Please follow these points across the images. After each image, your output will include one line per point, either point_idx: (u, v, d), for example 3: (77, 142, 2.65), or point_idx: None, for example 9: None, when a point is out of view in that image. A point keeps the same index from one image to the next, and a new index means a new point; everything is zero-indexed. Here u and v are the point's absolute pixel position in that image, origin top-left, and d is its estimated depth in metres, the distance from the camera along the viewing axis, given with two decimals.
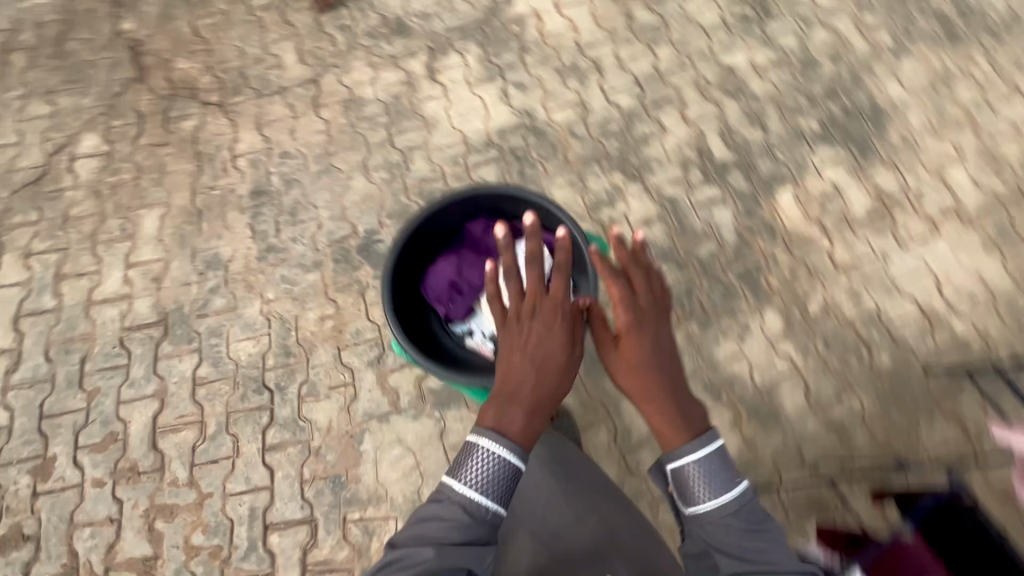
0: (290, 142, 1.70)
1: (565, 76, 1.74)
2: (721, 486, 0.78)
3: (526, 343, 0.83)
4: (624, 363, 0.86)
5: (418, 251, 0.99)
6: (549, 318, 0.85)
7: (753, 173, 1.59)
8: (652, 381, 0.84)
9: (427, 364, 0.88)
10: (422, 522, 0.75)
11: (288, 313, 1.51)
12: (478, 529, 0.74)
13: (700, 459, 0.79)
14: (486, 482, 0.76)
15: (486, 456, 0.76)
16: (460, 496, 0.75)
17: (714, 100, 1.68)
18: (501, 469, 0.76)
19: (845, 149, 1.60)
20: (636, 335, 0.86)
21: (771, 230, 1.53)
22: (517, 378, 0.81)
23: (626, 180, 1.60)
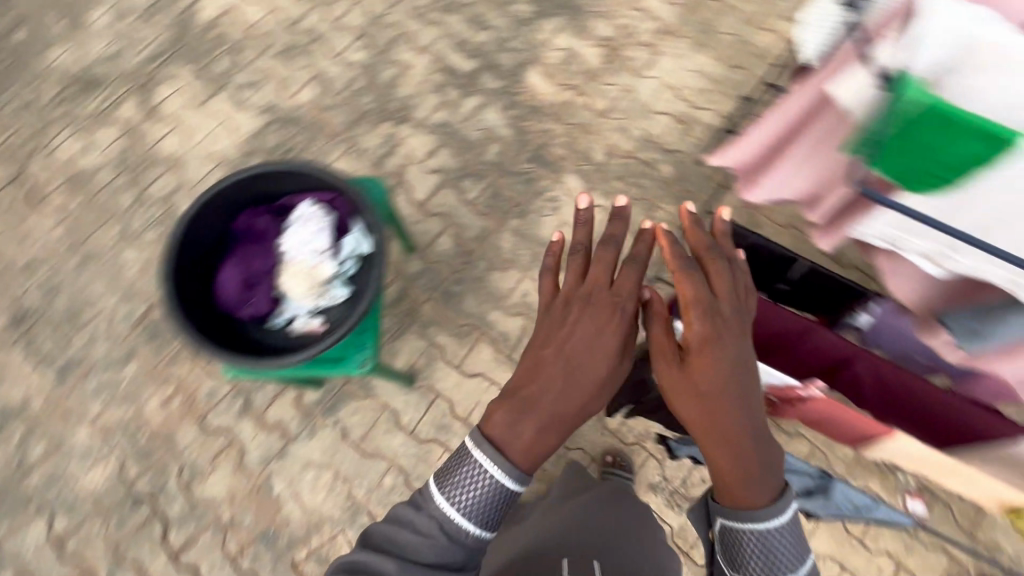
0: (27, 251, 1.48)
1: (289, 57, 1.69)
2: (788, 555, 0.70)
3: (562, 356, 0.79)
4: (686, 379, 0.76)
5: (195, 273, 0.91)
6: (600, 318, 0.81)
7: (499, 69, 1.69)
8: (714, 413, 0.74)
9: (257, 366, 0.85)
10: (397, 531, 0.72)
11: (125, 416, 1.35)
12: (452, 551, 0.71)
13: (768, 526, 0.70)
14: (472, 510, 0.71)
15: (477, 472, 0.72)
16: (442, 514, 0.71)
17: (435, 22, 1.74)
18: (492, 490, 0.72)
19: (561, 17, 1.75)
20: (713, 350, 0.76)
21: (537, 111, 1.65)
22: (545, 385, 0.77)
23: (395, 126, 1.63)
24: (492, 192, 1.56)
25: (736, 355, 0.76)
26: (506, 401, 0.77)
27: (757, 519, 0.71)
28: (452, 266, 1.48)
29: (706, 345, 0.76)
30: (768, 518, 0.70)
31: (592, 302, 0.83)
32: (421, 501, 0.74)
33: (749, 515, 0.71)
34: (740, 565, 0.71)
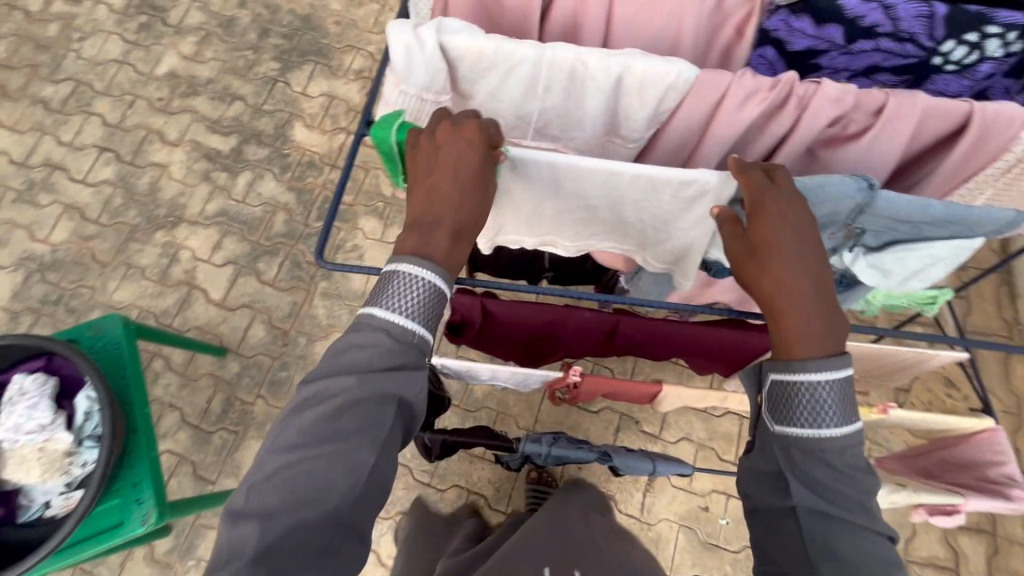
0: None
1: (31, 198, 1.54)
2: (842, 410, 0.50)
3: (466, 153, 0.51)
4: (742, 243, 0.53)
5: None
6: (451, 144, 0.52)
7: (261, 137, 1.62)
8: (766, 285, 0.52)
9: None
10: (344, 353, 0.51)
11: None
12: (404, 355, 0.50)
13: (818, 380, 0.50)
14: (417, 309, 0.51)
15: (409, 285, 0.50)
16: (382, 331, 0.50)
17: (181, 109, 1.64)
18: (431, 295, 0.51)
19: (309, 63, 1.70)
20: (778, 201, 0.51)
21: (313, 164, 1.59)
22: (444, 194, 0.52)
23: (170, 231, 1.52)
24: (291, 262, 1.49)
25: (810, 218, 0.51)
26: (406, 227, 0.53)
27: (815, 375, 0.50)
28: (272, 353, 1.41)
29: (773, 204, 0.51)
30: (823, 374, 0.50)
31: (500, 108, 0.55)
32: (361, 317, 0.51)
33: (800, 367, 0.50)
34: (784, 420, 0.51)
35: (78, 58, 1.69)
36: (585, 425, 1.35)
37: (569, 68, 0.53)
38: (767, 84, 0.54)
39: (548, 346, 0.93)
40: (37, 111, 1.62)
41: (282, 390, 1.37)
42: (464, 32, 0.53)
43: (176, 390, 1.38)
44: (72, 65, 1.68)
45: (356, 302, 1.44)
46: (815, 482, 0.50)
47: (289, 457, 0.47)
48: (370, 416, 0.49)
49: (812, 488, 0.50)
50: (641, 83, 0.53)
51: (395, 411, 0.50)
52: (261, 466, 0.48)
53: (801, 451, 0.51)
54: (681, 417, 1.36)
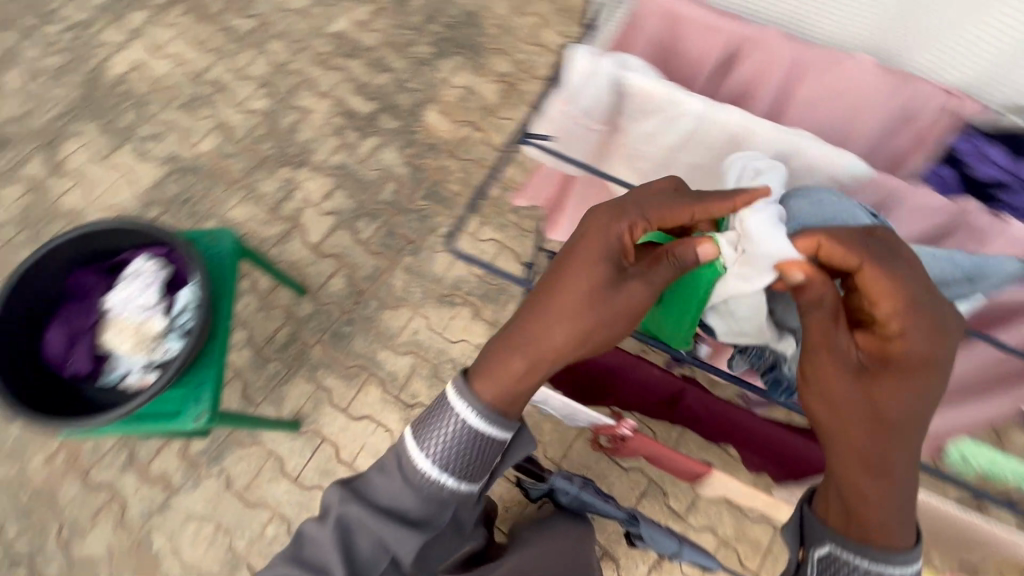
0: None
1: (193, 109, 1.73)
2: None
3: (582, 263, 0.57)
4: (860, 404, 0.52)
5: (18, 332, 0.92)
6: (583, 267, 0.57)
7: (397, 110, 1.72)
8: (850, 443, 0.53)
9: (64, 427, 0.84)
10: (380, 480, 0.63)
11: (8, 473, 1.34)
12: (420, 502, 0.62)
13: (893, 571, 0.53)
14: (446, 456, 0.60)
15: (447, 435, 0.60)
16: (412, 467, 0.61)
17: (337, 66, 1.79)
18: (459, 452, 0.60)
19: (461, 55, 1.80)
20: (918, 371, 0.52)
21: (434, 147, 1.67)
22: (543, 301, 0.59)
23: (294, 169, 1.65)
24: (386, 229, 1.57)
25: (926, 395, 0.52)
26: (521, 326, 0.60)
27: (879, 563, 0.53)
28: (344, 307, 1.48)
29: (900, 363, 0.52)
30: (904, 567, 0.53)
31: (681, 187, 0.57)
32: (399, 449, 0.63)
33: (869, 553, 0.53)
34: None
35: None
36: (610, 478, 1.31)
37: (729, 135, 0.56)
38: (947, 205, 0.58)
39: (610, 390, 0.92)
40: (223, 36, 1.83)
41: (341, 342, 1.45)
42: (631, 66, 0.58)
43: (252, 311, 1.48)
44: (262, 5, 1.88)
45: (432, 285, 1.49)
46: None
47: (305, 563, 0.62)
48: (375, 552, 0.62)
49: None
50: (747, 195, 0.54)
51: (390, 556, 0.62)
52: (285, 556, 0.63)
53: None
54: (712, 505, 1.28)
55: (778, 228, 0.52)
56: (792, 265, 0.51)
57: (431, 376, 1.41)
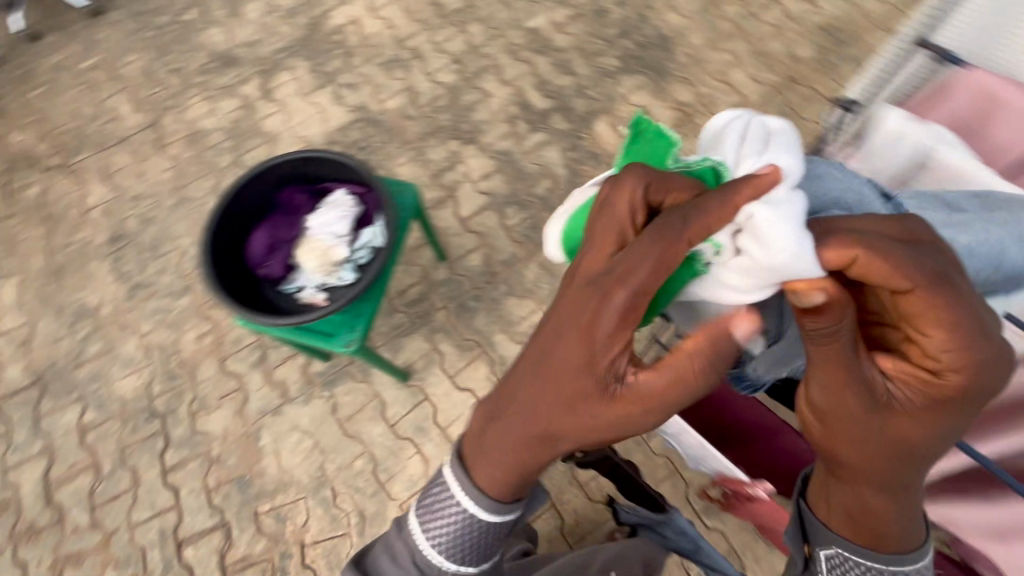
0: (140, 185, 1.75)
1: (390, 69, 1.89)
2: None
3: (565, 345, 0.57)
4: (888, 437, 0.52)
5: (234, 226, 1.06)
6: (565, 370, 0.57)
7: (570, 114, 1.77)
8: (873, 472, 0.53)
9: (248, 318, 0.95)
10: (390, 562, 0.66)
11: (165, 339, 1.54)
12: None
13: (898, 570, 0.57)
14: (454, 552, 0.64)
15: (454, 520, 0.63)
16: (424, 557, 0.64)
17: (525, 60, 1.87)
18: (466, 536, 0.63)
19: (644, 76, 1.82)
20: (967, 401, 0.49)
21: (596, 157, 1.70)
22: (533, 384, 0.59)
23: (462, 144, 1.75)
24: (532, 222, 1.62)
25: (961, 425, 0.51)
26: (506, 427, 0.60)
27: (885, 564, 0.57)
28: (475, 282, 1.55)
29: (945, 398, 0.49)
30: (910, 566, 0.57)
31: (680, 212, 0.53)
32: (404, 533, 0.66)
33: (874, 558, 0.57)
34: None
35: None
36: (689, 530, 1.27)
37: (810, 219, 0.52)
38: None
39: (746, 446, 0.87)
40: (432, 10, 1.97)
41: (465, 313, 1.52)
42: (919, 140, 0.83)
43: None
44: None
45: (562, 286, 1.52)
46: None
47: None
48: None
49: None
50: (758, 186, 0.50)
51: None
52: None
53: None
54: None
55: (802, 240, 0.49)
56: (810, 287, 0.49)
57: None
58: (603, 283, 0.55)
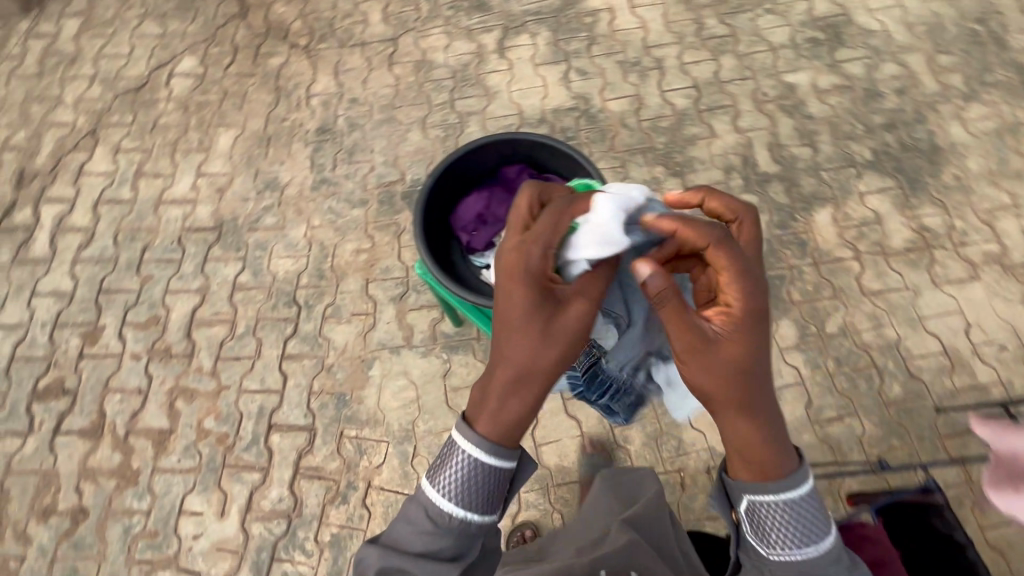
0: (360, 91, 1.83)
1: (626, 70, 1.80)
2: (804, 533, 0.65)
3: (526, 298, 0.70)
4: (729, 362, 0.66)
5: (453, 185, 1.08)
6: (514, 315, 0.69)
7: (794, 188, 1.60)
8: (732, 395, 0.66)
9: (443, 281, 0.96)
10: (406, 527, 0.67)
11: (328, 240, 1.61)
12: (447, 537, 0.66)
13: (789, 495, 0.65)
14: (462, 497, 0.66)
15: (464, 462, 0.66)
16: (436, 509, 0.66)
17: (768, 113, 1.70)
18: (476, 475, 0.66)
19: (894, 180, 1.59)
20: (747, 315, 0.67)
21: (803, 246, 1.53)
22: (507, 338, 0.69)
23: (667, 174, 1.64)
24: None
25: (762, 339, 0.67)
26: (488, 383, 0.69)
27: (780, 495, 0.65)
28: None
29: (740, 317, 0.67)
30: (797, 487, 0.66)
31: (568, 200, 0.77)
32: (418, 497, 0.68)
33: (769, 488, 0.66)
34: (766, 540, 0.67)
35: (751, 19, 1.86)
36: None
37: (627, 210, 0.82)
38: None
39: None
40: (691, 27, 1.86)
41: None
42: None
43: None
44: (742, 20, 1.86)
45: None
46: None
47: None
48: None
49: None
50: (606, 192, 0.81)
51: None
52: None
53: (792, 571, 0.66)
54: None
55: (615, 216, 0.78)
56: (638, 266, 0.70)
57: (650, 437, 1.35)
58: (526, 246, 0.72)
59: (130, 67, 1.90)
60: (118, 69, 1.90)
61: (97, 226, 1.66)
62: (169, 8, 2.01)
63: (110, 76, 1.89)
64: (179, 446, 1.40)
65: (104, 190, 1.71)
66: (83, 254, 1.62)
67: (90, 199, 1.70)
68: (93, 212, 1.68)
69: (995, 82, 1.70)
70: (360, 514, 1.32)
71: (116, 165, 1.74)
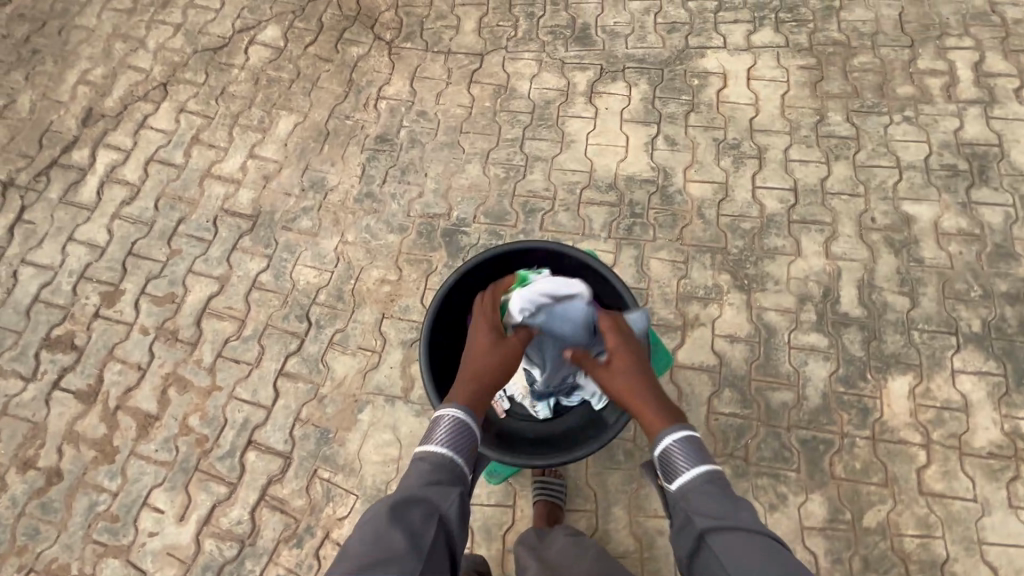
0: (431, 104, 1.71)
1: (721, 150, 1.60)
2: (692, 458, 0.79)
3: (475, 327, 0.97)
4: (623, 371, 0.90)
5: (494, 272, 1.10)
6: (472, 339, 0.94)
7: (875, 342, 1.38)
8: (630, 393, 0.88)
9: (421, 367, 0.95)
10: (407, 478, 0.76)
11: (356, 260, 1.53)
12: (444, 479, 0.76)
13: (672, 439, 0.81)
14: (452, 439, 0.80)
15: (453, 419, 0.81)
16: (429, 455, 0.78)
17: (870, 245, 1.47)
18: (462, 428, 0.81)
19: (1000, 366, 1.34)
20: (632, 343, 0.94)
21: (865, 413, 1.32)
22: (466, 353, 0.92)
23: (732, 285, 1.45)
24: (740, 425, 1.32)
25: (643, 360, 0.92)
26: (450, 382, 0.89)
27: (669, 436, 0.81)
28: (637, 437, 1.31)
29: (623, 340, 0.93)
30: (679, 434, 0.81)
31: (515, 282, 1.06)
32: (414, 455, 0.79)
33: (662, 439, 0.82)
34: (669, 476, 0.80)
35: (884, 124, 1.60)
36: None
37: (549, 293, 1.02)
38: None
39: None
40: (810, 118, 1.62)
41: (606, 462, 1.30)
42: None
43: None
44: (873, 123, 1.60)
45: None
46: (713, 514, 0.74)
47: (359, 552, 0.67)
48: (418, 531, 0.70)
49: (708, 517, 0.74)
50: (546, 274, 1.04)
51: (434, 530, 0.72)
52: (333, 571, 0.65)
53: (690, 488, 0.77)
54: None
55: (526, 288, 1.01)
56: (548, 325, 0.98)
57: None
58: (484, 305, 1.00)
59: (215, 24, 1.86)
60: (204, 24, 1.86)
61: (143, 184, 1.65)
62: None
63: (194, 28, 1.86)
64: (160, 436, 1.39)
65: (159, 149, 1.69)
66: (123, 211, 1.62)
67: (144, 155, 1.68)
68: (144, 169, 1.66)
69: None
70: (310, 563, 1.28)
71: (176, 125, 1.72)
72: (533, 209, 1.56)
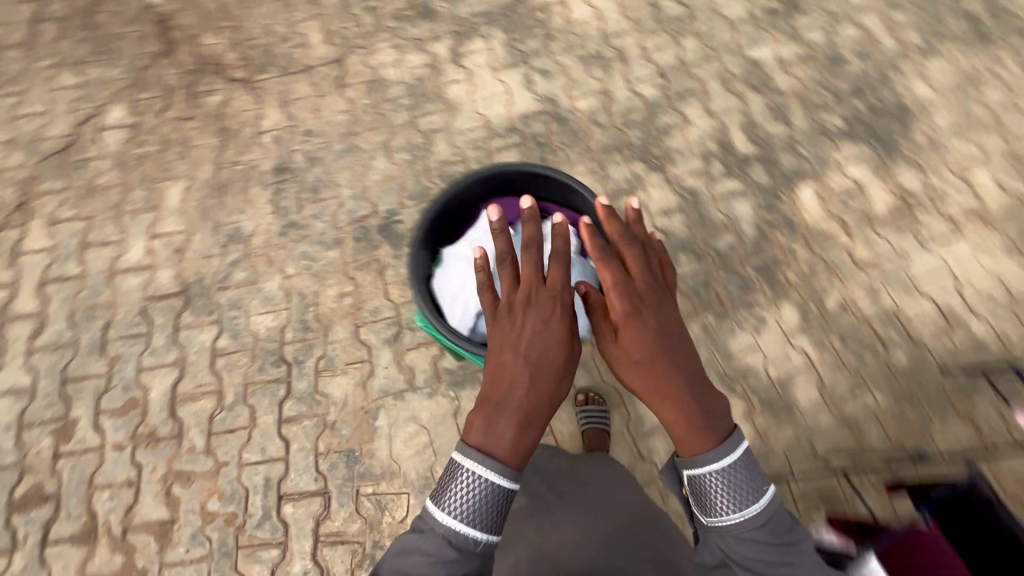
0: (313, 121, 1.71)
1: (588, 64, 1.74)
2: (741, 503, 0.74)
3: (508, 323, 0.78)
4: (652, 355, 0.78)
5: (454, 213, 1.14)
6: (507, 343, 0.76)
7: (774, 168, 1.58)
8: (663, 386, 0.77)
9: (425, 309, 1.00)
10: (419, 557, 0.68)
11: (308, 288, 1.51)
12: (465, 564, 0.68)
13: (713, 469, 0.74)
14: (473, 514, 0.68)
15: (471, 479, 0.69)
16: (442, 527, 0.68)
17: (738, 93, 1.67)
18: (480, 496, 0.69)
19: (870, 146, 1.60)
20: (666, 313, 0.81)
21: (792, 226, 1.52)
22: (503, 368, 0.75)
23: (648, 170, 1.59)
24: (703, 278, 1.47)
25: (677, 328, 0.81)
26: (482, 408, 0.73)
27: (716, 463, 0.74)
28: None
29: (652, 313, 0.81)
30: (722, 460, 0.74)
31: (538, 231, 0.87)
32: (426, 526, 0.70)
33: (700, 459, 0.75)
34: (710, 511, 0.76)
35: None
36: None
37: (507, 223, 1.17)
38: None
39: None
40: (647, 11, 1.80)
41: None
42: None
43: None
44: None
45: (720, 359, 1.39)
46: (758, 567, 0.72)
47: None
48: None
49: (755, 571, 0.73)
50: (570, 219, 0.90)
51: None
52: None
53: (736, 531, 0.74)
54: None
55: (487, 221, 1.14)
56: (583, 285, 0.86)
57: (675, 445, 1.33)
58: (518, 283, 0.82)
59: (51, 126, 1.72)
60: (38, 130, 1.72)
61: (47, 308, 1.51)
62: (83, 54, 1.82)
63: (29, 138, 1.71)
64: (185, 535, 1.30)
65: (49, 268, 1.55)
66: (37, 343, 1.48)
67: (34, 280, 1.54)
68: (40, 295, 1.53)
69: (949, 34, 1.72)
70: None
71: (55, 238, 1.59)
72: (452, 175, 1.62)
